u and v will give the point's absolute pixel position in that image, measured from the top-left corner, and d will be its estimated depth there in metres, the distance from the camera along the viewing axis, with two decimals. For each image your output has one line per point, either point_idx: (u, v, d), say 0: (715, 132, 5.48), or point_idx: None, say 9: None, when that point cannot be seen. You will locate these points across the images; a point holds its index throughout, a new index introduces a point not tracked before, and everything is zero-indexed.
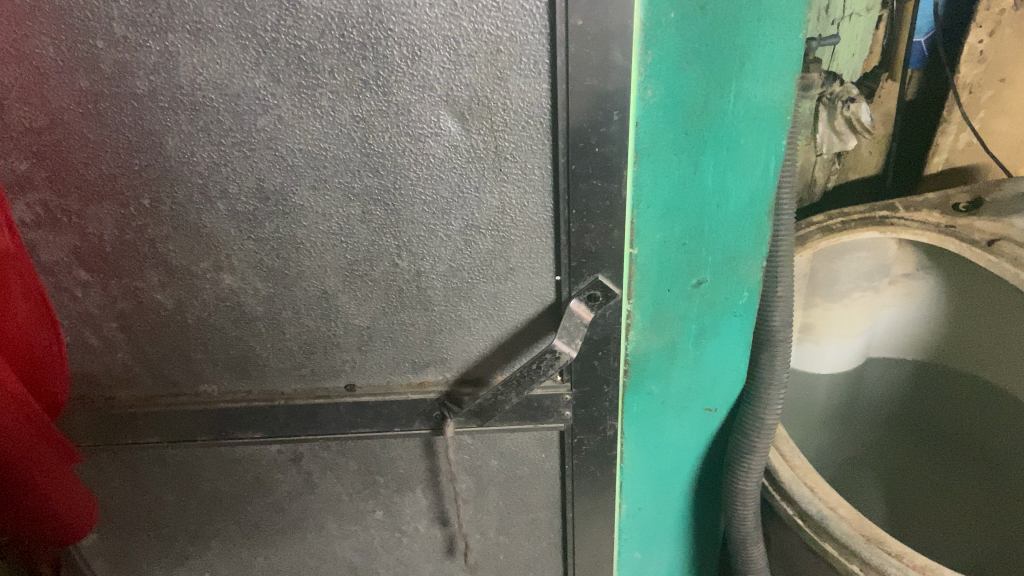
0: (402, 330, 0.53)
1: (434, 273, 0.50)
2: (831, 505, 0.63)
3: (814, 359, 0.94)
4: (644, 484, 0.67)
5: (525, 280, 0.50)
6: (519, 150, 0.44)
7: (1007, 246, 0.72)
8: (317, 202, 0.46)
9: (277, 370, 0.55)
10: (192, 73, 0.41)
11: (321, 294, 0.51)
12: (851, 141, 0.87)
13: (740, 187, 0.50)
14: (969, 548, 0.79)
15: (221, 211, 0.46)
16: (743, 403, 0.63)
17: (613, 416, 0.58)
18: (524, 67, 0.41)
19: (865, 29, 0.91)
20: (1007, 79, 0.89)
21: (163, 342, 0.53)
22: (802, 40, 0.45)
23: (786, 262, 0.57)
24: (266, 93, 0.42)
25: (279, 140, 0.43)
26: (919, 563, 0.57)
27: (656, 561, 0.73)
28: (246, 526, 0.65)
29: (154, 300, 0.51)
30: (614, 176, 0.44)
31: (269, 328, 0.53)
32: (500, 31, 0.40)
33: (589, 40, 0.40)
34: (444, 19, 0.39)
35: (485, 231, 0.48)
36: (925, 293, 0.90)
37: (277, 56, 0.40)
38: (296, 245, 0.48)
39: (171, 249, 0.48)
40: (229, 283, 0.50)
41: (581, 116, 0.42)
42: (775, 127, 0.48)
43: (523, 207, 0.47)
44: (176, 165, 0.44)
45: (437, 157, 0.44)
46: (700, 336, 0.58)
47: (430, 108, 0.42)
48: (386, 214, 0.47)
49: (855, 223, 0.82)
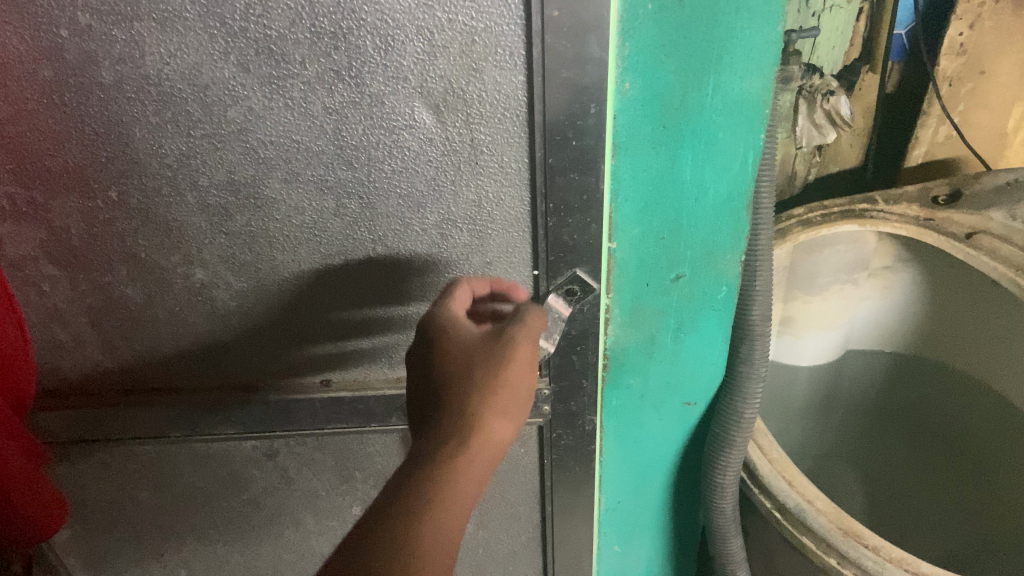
0: (378, 325, 0.53)
1: (410, 264, 0.49)
2: (809, 498, 0.62)
3: (793, 350, 0.95)
4: (624, 478, 0.67)
5: (502, 275, 0.50)
6: (496, 143, 0.44)
7: (987, 239, 0.74)
8: (290, 195, 0.45)
9: (252, 365, 0.55)
10: (160, 62, 0.40)
11: (295, 288, 0.50)
12: (831, 133, 0.87)
13: (718, 181, 0.51)
14: (947, 539, 0.79)
15: (192, 204, 0.46)
16: (721, 397, 0.63)
17: (591, 410, 0.58)
18: (500, 58, 0.40)
19: (845, 21, 0.88)
20: (987, 72, 0.89)
21: (135, 336, 0.53)
22: (781, 33, 0.44)
23: (766, 254, 0.57)
24: (235, 83, 0.41)
25: (250, 131, 0.43)
26: (896, 555, 0.57)
27: (635, 555, 0.73)
28: (221, 522, 0.64)
29: (123, 295, 0.50)
30: (591, 169, 0.44)
31: (242, 322, 0.52)
32: (475, 22, 0.39)
33: (566, 32, 0.39)
34: (418, 9, 0.38)
35: (461, 226, 0.47)
36: (903, 285, 0.90)
37: (246, 45, 0.39)
38: (269, 239, 0.47)
39: (141, 243, 0.48)
40: (201, 277, 0.49)
41: (559, 109, 0.41)
42: (753, 120, 0.48)
43: (500, 201, 0.46)
44: (145, 157, 0.44)
45: (413, 150, 0.44)
46: (679, 329, 0.58)
47: (405, 100, 0.42)
48: (360, 208, 0.46)
49: (835, 215, 0.82)
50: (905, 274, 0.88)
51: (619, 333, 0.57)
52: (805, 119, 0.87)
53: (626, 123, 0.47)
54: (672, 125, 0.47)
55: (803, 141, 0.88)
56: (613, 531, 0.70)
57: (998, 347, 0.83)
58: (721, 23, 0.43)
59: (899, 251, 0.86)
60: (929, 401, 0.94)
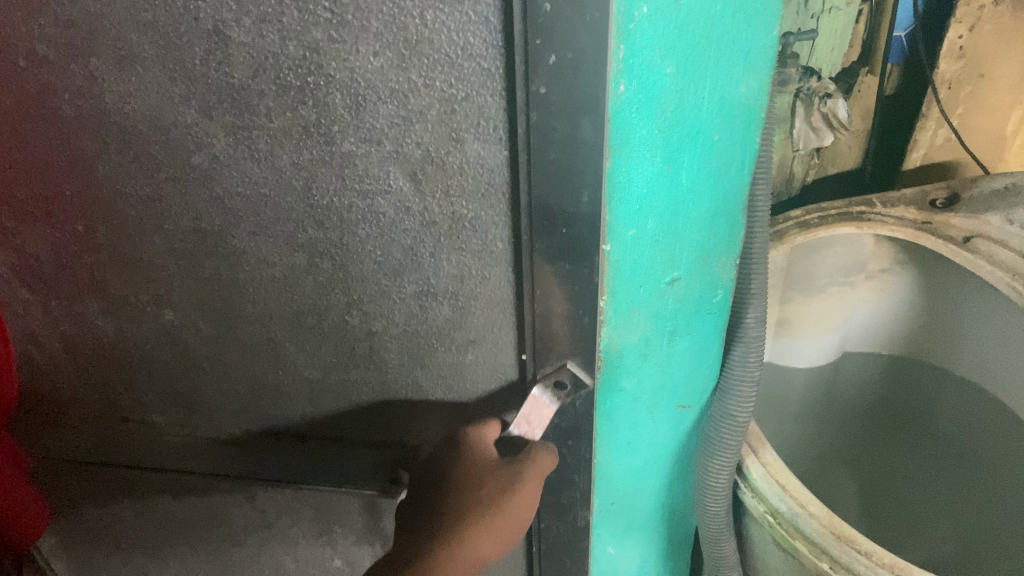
0: (355, 387, 0.53)
1: (398, 331, 0.49)
2: (801, 501, 0.62)
3: (790, 351, 0.95)
4: (617, 479, 0.66)
5: (488, 354, 0.49)
6: (480, 218, 0.42)
7: (983, 244, 0.75)
8: (260, 245, 0.46)
9: (222, 414, 0.58)
10: (119, 101, 0.41)
11: (268, 339, 0.51)
12: (827, 137, 0.85)
13: (714, 184, 0.51)
14: (941, 545, 0.80)
15: (160, 245, 0.47)
16: (714, 399, 0.63)
17: (582, 504, 0.56)
18: (482, 132, 0.38)
19: (845, 23, 0.85)
20: (986, 75, 0.89)
21: (109, 369, 0.57)
22: (778, 36, 0.47)
23: (761, 257, 0.57)
24: (199, 128, 0.41)
25: (215, 178, 0.43)
26: (889, 561, 0.56)
27: (628, 556, 0.73)
28: (199, 548, 0.67)
29: (96, 324, 0.54)
30: (581, 256, 0.41)
31: (212, 367, 0.55)
32: (453, 91, 0.37)
33: (556, 111, 0.36)
34: (391, 70, 0.36)
35: (442, 299, 0.46)
36: (899, 290, 0.89)
37: (209, 91, 0.39)
38: (239, 287, 0.48)
39: (110, 278, 0.50)
40: (171, 318, 0.52)
41: (546, 194, 0.39)
42: (749, 124, 0.50)
43: (485, 281, 0.45)
44: (108, 193, 0.45)
45: (389, 217, 0.43)
46: (673, 333, 0.58)
47: (380, 162, 0.40)
48: (332, 267, 0.46)
49: (832, 218, 0.81)
50: (900, 278, 0.87)
51: (613, 335, 0.57)
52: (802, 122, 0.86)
53: (622, 128, 0.47)
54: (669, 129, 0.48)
55: (799, 143, 0.88)
56: (606, 532, 0.70)
57: (996, 348, 0.83)
58: (717, 26, 0.44)
59: (896, 254, 0.85)
60: (924, 399, 0.94)
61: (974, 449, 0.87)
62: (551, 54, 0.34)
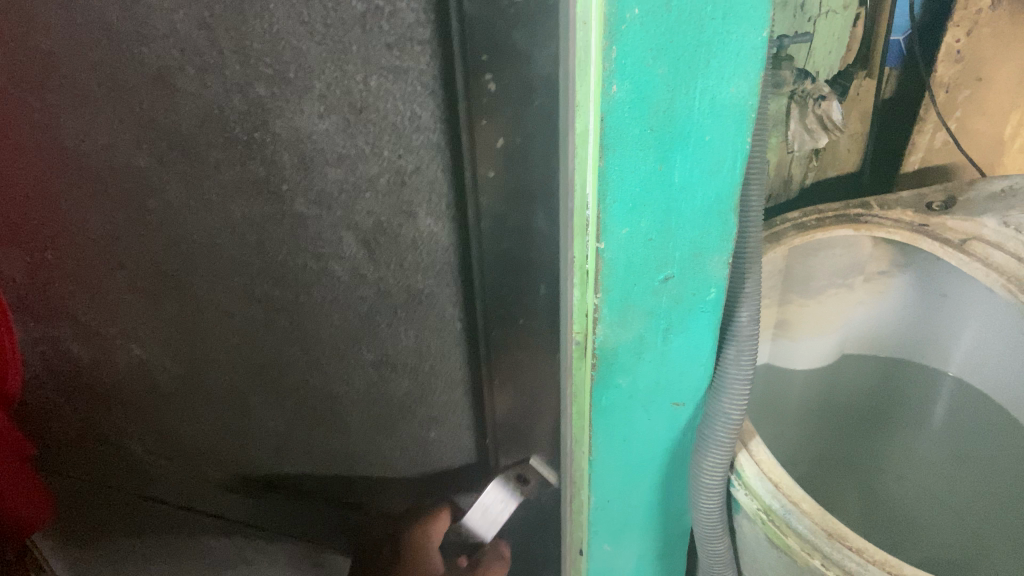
0: (302, 408, 0.72)
1: (354, 419, 0.71)
2: (794, 499, 0.62)
3: (789, 355, 0.94)
4: (613, 477, 0.67)
5: (438, 405, 0.69)
6: (430, 290, 0.60)
7: (978, 245, 0.76)
8: (215, 292, 0.63)
9: (192, 429, 0.77)
10: (75, 137, 0.55)
11: (236, 349, 0.67)
12: (822, 138, 0.86)
13: (706, 183, 0.52)
14: (947, 545, 0.81)
15: (120, 281, 0.64)
16: (708, 396, 0.64)
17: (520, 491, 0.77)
18: (426, 205, 0.54)
19: (842, 28, 0.85)
20: (984, 78, 0.90)
21: (95, 373, 0.73)
22: (768, 38, 0.47)
23: (754, 256, 0.58)
24: (152, 169, 0.55)
25: (177, 234, 0.59)
26: (880, 558, 0.57)
27: (624, 554, 0.74)
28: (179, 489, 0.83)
29: (68, 347, 0.71)
30: (523, 277, 0.60)
31: (182, 370, 0.71)
32: (394, 156, 0.51)
33: (499, 175, 0.53)
34: (335, 132, 0.50)
35: (392, 365, 0.66)
36: (898, 293, 0.89)
37: (158, 138, 0.53)
38: (196, 303, 0.64)
39: (75, 296, 0.66)
40: (137, 351, 0.70)
41: (487, 209, 0.54)
42: (741, 124, 0.50)
43: (429, 346, 0.64)
44: (76, 234, 0.61)
45: (339, 281, 0.59)
46: (668, 329, 0.59)
47: (329, 228, 0.56)
48: (286, 303, 0.62)
49: (829, 220, 0.82)
50: (899, 279, 0.88)
51: (608, 333, 0.58)
52: (796, 124, 0.87)
53: (614, 126, 0.47)
54: (661, 128, 0.49)
55: (794, 145, 0.88)
56: (603, 530, 0.71)
57: (994, 352, 0.84)
58: (708, 28, 0.45)
59: (894, 256, 0.86)
60: (924, 405, 0.94)
61: (973, 451, 0.89)
62: (490, 78, 0.48)
